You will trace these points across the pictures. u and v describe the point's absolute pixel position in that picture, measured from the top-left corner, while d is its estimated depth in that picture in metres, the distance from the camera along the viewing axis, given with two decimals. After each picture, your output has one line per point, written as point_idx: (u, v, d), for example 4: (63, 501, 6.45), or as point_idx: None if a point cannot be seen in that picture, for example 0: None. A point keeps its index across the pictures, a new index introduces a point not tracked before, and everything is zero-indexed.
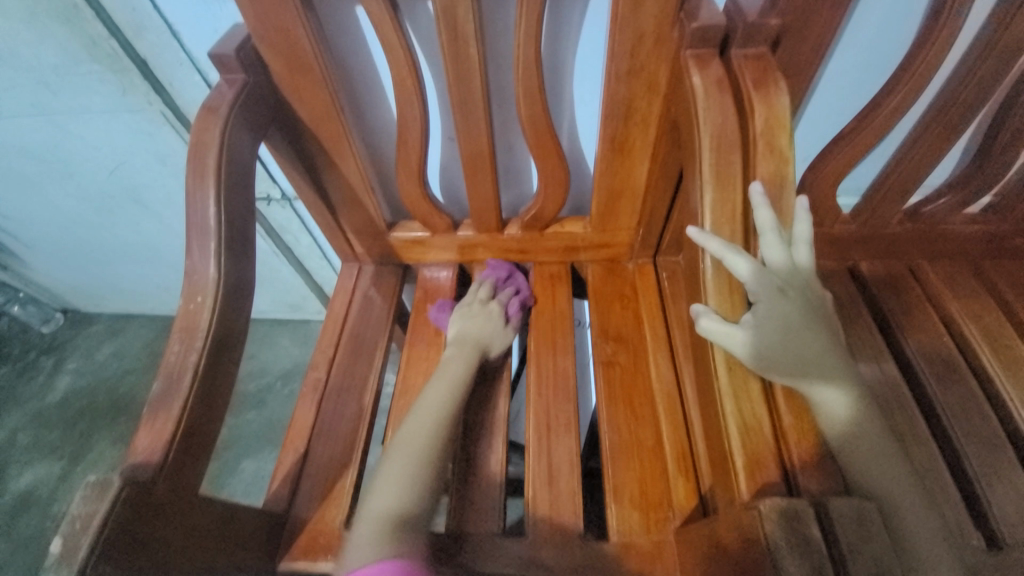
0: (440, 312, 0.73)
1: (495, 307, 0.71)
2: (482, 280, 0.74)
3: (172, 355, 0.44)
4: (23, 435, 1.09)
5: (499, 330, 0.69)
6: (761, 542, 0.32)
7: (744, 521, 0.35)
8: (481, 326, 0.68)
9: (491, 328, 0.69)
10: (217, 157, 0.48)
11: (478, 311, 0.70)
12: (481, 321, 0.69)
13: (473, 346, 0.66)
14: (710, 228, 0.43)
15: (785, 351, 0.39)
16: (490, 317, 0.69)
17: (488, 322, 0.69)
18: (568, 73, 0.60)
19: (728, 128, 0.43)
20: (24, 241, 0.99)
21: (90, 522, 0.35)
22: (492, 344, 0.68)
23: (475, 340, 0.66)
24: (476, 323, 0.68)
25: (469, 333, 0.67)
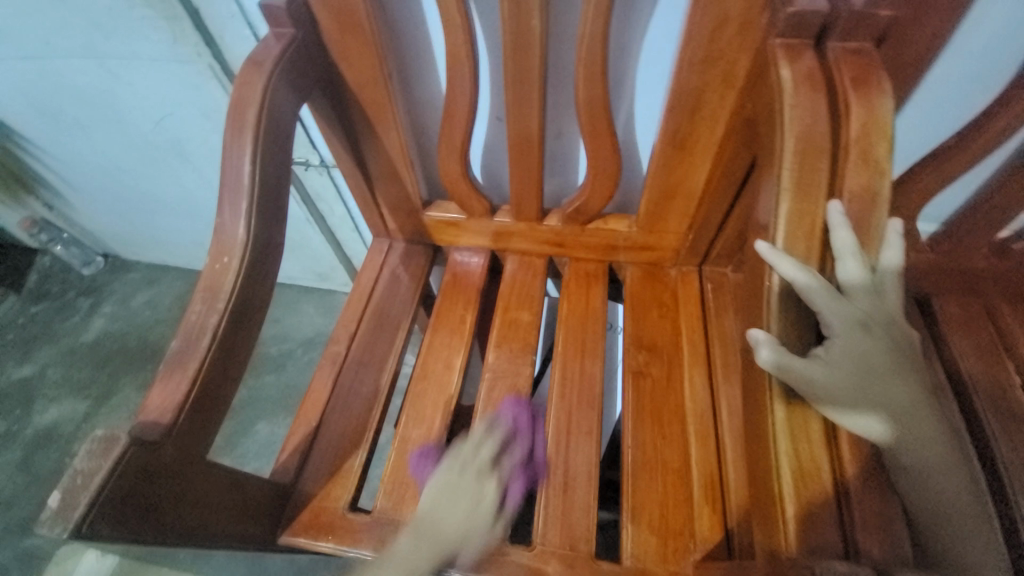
0: (422, 464, 0.59)
1: (490, 485, 0.56)
2: (493, 423, 0.60)
3: (193, 314, 0.43)
4: (54, 371, 1.13)
5: (483, 525, 0.54)
6: None
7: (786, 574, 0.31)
8: (461, 510, 0.54)
9: (472, 517, 0.54)
10: (256, 113, 0.46)
11: (466, 486, 0.56)
12: (466, 500, 0.55)
13: (442, 537, 0.52)
14: (782, 245, 0.38)
15: (858, 391, 0.34)
16: (477, 500, 0.55)
17: (474, 508, 0.54)
18: (634, 57, 0.55)
19: (818, 129, 0.38)
20: (71, 183, 1.02)
21: (91, 479, 0.33)
22: (465, 543, 0.52)
23: (444, 533, 0.52)
24: (461, 504, 0.54)
25: (444, 519, 0.53)
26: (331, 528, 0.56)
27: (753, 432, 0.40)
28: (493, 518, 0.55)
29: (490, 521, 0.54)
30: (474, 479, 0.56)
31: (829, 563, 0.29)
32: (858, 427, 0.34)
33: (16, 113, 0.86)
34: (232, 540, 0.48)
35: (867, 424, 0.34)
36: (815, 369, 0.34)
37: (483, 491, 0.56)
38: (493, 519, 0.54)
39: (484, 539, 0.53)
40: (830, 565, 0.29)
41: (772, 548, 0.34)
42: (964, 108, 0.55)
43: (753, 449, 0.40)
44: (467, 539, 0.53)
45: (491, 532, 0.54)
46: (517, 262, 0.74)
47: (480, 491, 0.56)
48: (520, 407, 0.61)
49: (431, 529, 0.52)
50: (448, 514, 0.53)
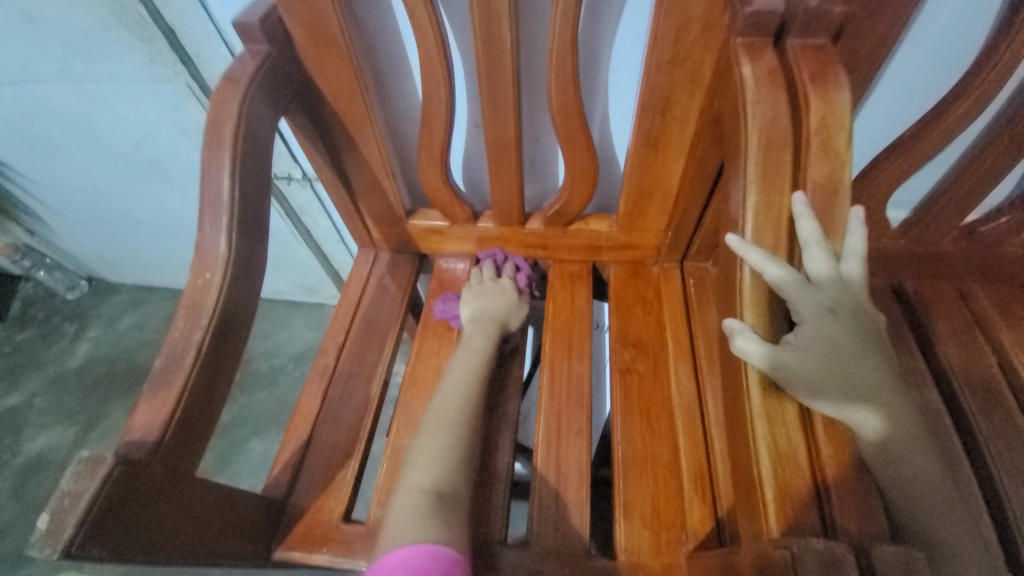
0: (448, 304, 0.70)
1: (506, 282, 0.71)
2: (481, 265, 0.73)
3: (177, 331, 0.43)
4: (41, 399, 1.11)
5: (515, 301, 0.69)
6: None
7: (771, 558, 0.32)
8: (497, 302, 0.68)
9: (506, 303, 0.69)
10: (234, 129, 0.47)
11: (491, 289, 0.70)
12: (493, 294, 0.69)
13: (495, 318, 0.67)
14: (752, 236, 0.40)
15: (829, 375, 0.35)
16: (502, 292, 0.69)
17: (503, 295, 0.69)
18: (604, 61, 0.56)
19: (780, 124, 0.40)
20: (52, 207, 1.01)
21: (78, 500, 0.33)
22: (511, 317, 0.68)
23: (493, 318, 0.67)
24: (490, 300, 0.68)
25: (488, 309, 0.67)
26: (326, 540, 0.56)
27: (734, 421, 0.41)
28: (516, 296, 0.70)
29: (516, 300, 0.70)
30: (491, 284, 0.70)
31: (808, 541, 0.30)
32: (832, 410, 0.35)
33: None
34: (226, 557, 0.48)
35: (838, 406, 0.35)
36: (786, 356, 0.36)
37: (496, 286, 0.70)
38: (518, 298, 0.70)
39: (518, 308, 0.69)
40: (809, 544, 0.29)
41: (756, 533, 0.35)
42: (924, 97, 0.57)
43: (734, 438, 0.41)
44: (510, 315, 0.68)
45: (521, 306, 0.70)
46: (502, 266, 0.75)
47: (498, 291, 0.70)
48: (493, 246, 0.74)
49: (485, 317, 0.67)
50: (486, 307, 0.68)
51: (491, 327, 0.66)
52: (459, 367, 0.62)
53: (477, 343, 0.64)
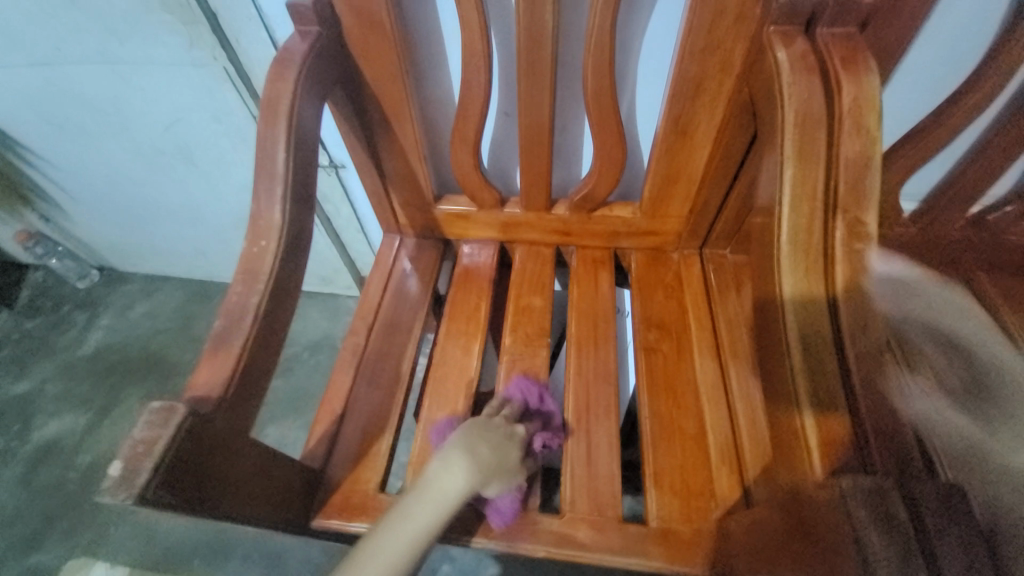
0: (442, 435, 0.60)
1: (518, 434, 0.55)
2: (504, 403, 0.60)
3: (234, 295, 0.44)
4: (52, 385, 1.10)
5: (514, 467, 0.52)
6: (843, 518, 0.31)
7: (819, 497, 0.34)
8: (496, 450, 0.51)
9: (504, 457, 0.52)
10: (289, 103, 0.48)
11: (498, 430, 0.54)
12: (500, 440, 0.53)
13: (485, 472, 0.49)
14: (789, 208, 0.42)
15: (880, 343, 0.39)
16: (508, 445, 0.53)
17: (507, 447, 0.53)
18: (636, 51, 0.59)
19: (814, 105, 0.42)
20: (71, 193, 1.01)
21: (155, 446, 0.35)
22: (495, 482, 0.50)
23: (483, 468, 0.49)
24: (491, 455, 0.50)
25: (485, 452, 0.50)
26: (364, 509, 0.57)
27: (768, 383, 0.43)
28: (519, 464, 0.53)
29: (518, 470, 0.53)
30: (501, 432, 0.54)
31: (855, 478, 0.32)
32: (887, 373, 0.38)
33: (20, 122, 0.86)
34: (269, 521, 0.49)
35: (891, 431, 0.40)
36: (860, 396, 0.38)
37: (504, 441, 0.53)
38: (519, 466, 0.53)
39: (511, 478, 0.52)
40: (856, 480, 0.32)
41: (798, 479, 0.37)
42: (938, 90, 0.60)
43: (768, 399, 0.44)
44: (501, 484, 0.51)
45: (515, 476, 0.53)
46: (526, 252, 0.77)
47: (504, 444, 0.53)
48: (529, 386, 0.62)
49: (475, 470, 0.48)
50: (486, 450, 0.50)
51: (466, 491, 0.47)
52: (417, 518, 0.43)
53: (447, 493, 0.45)
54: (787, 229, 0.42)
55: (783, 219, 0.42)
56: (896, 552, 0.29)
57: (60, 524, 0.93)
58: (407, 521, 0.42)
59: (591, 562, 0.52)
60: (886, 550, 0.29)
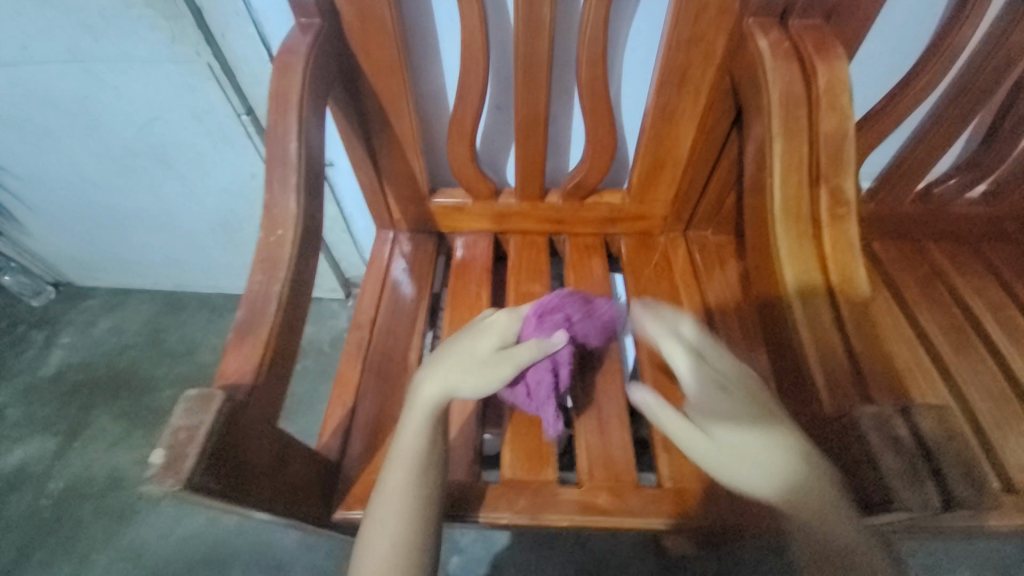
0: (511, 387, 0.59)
1: (486, 332, 0.59)
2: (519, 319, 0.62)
3: (254, 285, 0.44)
4: (11, 411, 1.03)
5: (483, 363, 0.56)
6: (856, 440, 0.38)
7: (834, 430, 0.40)
8: (458, 357, 0.56)
9: (468, 361, 0.56)
10: (298, 92, 0.48)
11: (467, 335, 0.59)
12: (465, 344, 0.58)
13: (446, 377, 0.55)
14: (779, 178, 0.47)
15: (863, 295, 0.44)
16: (473, 347, 0.57)
17: (473, 347, 0.57)
18: (622, 44, 0.63)
19: (794, 86, 0.47)
20: (27, 202, 0.95)
21: (197, 431, 0.34)
22: (465, 383, 0.54)
23: (444, 377, 0.55)
24: (456, 359, 0.56)
25: (446, 360, 0.56)
26: None
27: (773, 337, 0.48)
28: (488, 359, 0.56)
29: (508, 356, 0.56)
30: (479, 331, 0.59)
31: (862, 408, 0.38)
32: (877, 320, 0.43)
33: None
34: (297, 512, 0.48)
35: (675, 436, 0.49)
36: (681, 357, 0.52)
37: (478, 336, 0.58)
38: (493, 361, 0.56)
39: (481, 374, 0.55)
40: (863, 411, 0.38)
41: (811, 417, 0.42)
42: (887, 78, 0.67)
43: (775, 351, 0.48)
44: (491, 374, 0.55)
45: (491, 372, 0.55)
46: (521, 241, 0.79)
47: (482, 340, 0.58)
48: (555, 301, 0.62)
49: (445, 382, 0.54)
50: (448, 357, 0.56)
51: (443, 398, 0.54)
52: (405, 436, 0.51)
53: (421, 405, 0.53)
54: (779, 199, 0.46)
55: (775, 190, 0.46)
56: (904, 465, 0.36)
57: (35, 556, 0.87)
58: (385, 478, 0.49)
59: (614, 526, 0.55)
60: (895, 465, 0.36)
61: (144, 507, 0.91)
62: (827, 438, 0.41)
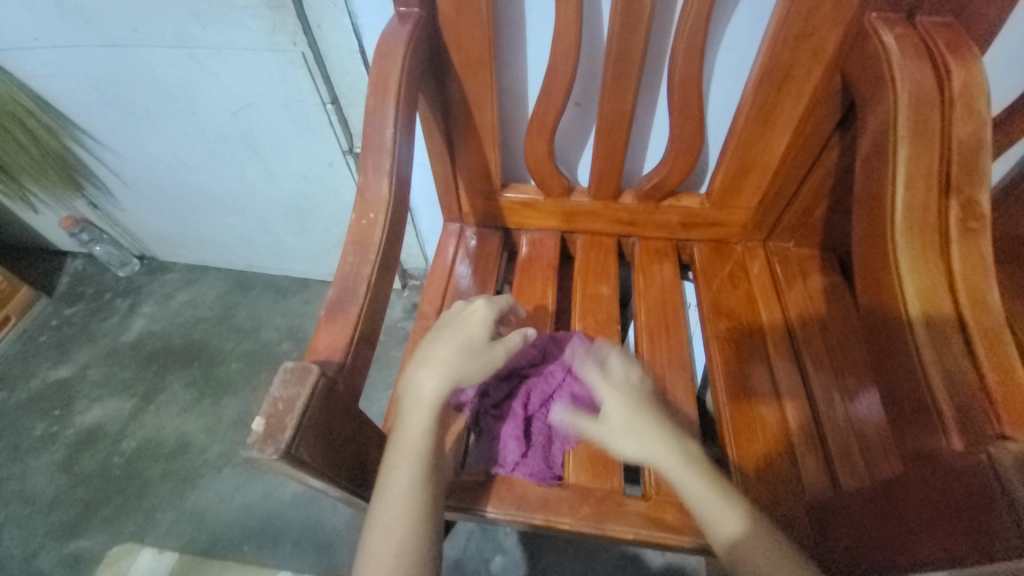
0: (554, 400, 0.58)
1: (472, 318, 0.55)
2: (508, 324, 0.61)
3: (347, 265, 0.45)
4: (94, 371, 1.10)
5: (483, 350, 0.53)
6: (991, 478, 0.33)
7: (957, 464, 0.36)
8: (452, 351, 0.51)
9: (464, 354, 0.52)
10: (398, 79, 0.49)
11: (449, 326, 0.54)
12: (455, 335, 0.53)
13: (452, 372, 0.50)
14: (904, 186, 0.43)
15: (1002, 318, 0.39)
16: (466, 338, 0.53)
17: (466, 338, 0.53)
18: (719, 41, 0.60)
19: (926, 86, 0.43)
20: (124, 178, 1.02)
21: (294, 403, 0.35)
22: (469, 375, 0.51)
23: (449, 371, 0.50)
24: (455, 352, 0.51)
25: (441, 354, 0.51)
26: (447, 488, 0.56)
27: (884, 361, 0.44)
28: (488, 346, 0.53)
29: (492, 349, 0.53)
30: (465, 318, 0.55)
31: (1002, 443, 0.34)
32: (1013, 348, 0.38)
33: (81, 105, 0.87)
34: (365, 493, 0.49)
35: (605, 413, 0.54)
36: (613, 386, 0.55)
37: (467, 325, 0.54)
38: (491, 349, 0.53)
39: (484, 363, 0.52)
40: (1002, 444, 0.34)
41: (930, 451, 0.38)
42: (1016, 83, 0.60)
43: (885, 376, 0.44)
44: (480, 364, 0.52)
45: (493, 358, 0.53)
46: (588, 241, 0.78)
47: (472, 326, 0.54)
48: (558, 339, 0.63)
49: (441, 369, 0.50)
50: (442, 351, 0.51)
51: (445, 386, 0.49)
52: (409, 436, 0.47)
53: (424, 397, 0.49)
54: (901, 207, 0.42)
55: (897, 198, 0.43)
56: None
57: (105, 508, 0.93)
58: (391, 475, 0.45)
59: (681, 546, 0.52)
60: None
61: (206, 472, 0.95)
62: (944, 477, 0.37)
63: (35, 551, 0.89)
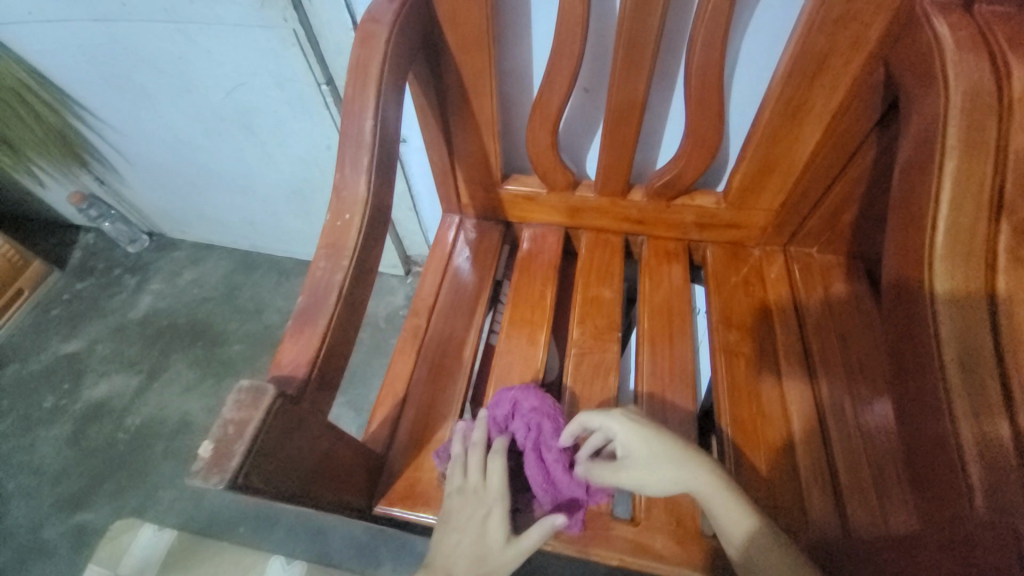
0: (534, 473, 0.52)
1: (487, 499, 0.50)
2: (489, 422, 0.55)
3: (318, 270, 0.42)
4: (102, 347, 1.12)
5: (495, 550, 0.48)
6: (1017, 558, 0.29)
7: (983, 539, 0.31)
8: (463, 547, 0.49)
9: (475, 550, 0.49)
10: (380, 66, 0.45)
11: (465, 504, 0.51)
12: (469, 526, 0.50)
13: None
14: (947, 204, 0.37)
15: None
16: (479, 530, 0.49)
17: (480, 530, 0.49)
18: (746, 23, 0.53)
19: (984, 85, 0.37)
20: (127, 155, 1.01)
21: (245, 428, 0.32)
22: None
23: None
24: (465, 554, 0.48)
25: (456, 551, 0.49)
26: (427, 498, 0.55)
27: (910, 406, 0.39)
28: (499, 540, 0.49)
29: (499, 545, 0.49)
30: (473, 494, 0.51)
31: None
32: None
33: (78, 81, 0.85)
34: (341, 502, 0.48)
35: (605, 425, 0.51)
36: (618, 415, 0.51)
37: (482, 517, 0.50)
38: (501, 540, 0.49)
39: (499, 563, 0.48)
40: None
41: (951, 512, 0.34)
42: None
43: (908, 422, 0.39)
44: None
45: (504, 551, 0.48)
46: (593, 239, 0.73)
47: (484, 508, 0.50)
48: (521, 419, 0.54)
49: None
50: (457, 548, 0.49)
51: None
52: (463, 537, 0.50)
53: None
54: (944, 229, 0.37)
55: (939, 218, 0.37)
56: None
57: (109, 483, 0.95)
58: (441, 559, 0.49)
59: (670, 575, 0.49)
60: None
61: None
62: (964, 539, 0.33)
63: (41, 522, 0.92)
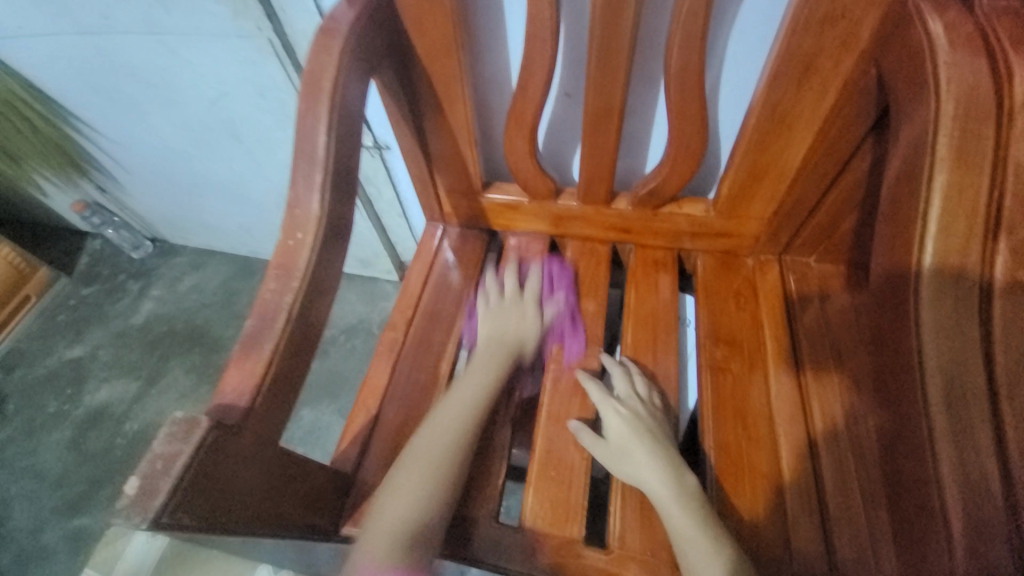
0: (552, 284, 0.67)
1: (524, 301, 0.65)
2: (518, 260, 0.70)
3: (268, 293, 0.41)
4: (104, 352, 1.14)
5: (532, 328, 0.64)
6: None
7: None
8: (509, 325, 0.63)
9: (520, 328, 0.63)
10: (333, 78, 0.43)
11: (507, 306, 0.65)
12: (512, 316, 0.64)
13: (510, 343, 0.62)
14: (937, 222, 0.33)
15: None
16: (520, 316, 0.64)
17: (519, 319, 0.64)
18: (730, 22, 0.50)
19: (981, 91, 0.33)
20: (123, 164, 1.02)
21: (172, 464, 0.31)
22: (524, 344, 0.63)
23: (508, 343, 0.62)
24: (509, 331, 0.63)
25: (503, 330, 0.63)
26: None
27: (894, 448, 0.35)
28: (534, 321, 0.64)
29: (536, 325, 0.64)
30: (513, 301, 0.66)
31: None
32: None
33: (70, 93, 0.86)
34: (302, 527, 0.47)
35: (604, 412, 0.55)
36: (618, 407, 0.55)
37: (519, 311, 0.65)
38: (535, 320, 0.64)
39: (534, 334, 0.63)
40: None
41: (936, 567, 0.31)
42: None
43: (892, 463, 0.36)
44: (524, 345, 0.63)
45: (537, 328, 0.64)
46: (578, 248, 0.70)
47: (520, 310, 0.65)
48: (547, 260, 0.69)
49: (497, 342, 0.62)
50: (504, 329, 0.63)
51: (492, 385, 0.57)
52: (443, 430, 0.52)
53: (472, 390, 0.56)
54: (932, 250, 0.33)
55: (928, 237, 0.33)
56: None
57: (106, 488, 0.97)
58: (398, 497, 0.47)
59: None
60: None
61: None
62: None
63: (41, 526, 0.94)
